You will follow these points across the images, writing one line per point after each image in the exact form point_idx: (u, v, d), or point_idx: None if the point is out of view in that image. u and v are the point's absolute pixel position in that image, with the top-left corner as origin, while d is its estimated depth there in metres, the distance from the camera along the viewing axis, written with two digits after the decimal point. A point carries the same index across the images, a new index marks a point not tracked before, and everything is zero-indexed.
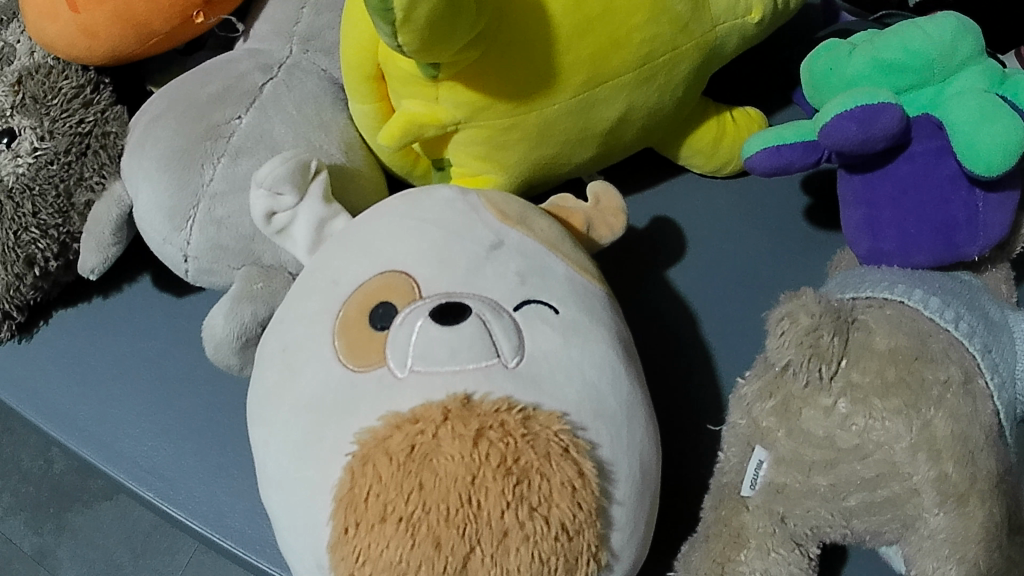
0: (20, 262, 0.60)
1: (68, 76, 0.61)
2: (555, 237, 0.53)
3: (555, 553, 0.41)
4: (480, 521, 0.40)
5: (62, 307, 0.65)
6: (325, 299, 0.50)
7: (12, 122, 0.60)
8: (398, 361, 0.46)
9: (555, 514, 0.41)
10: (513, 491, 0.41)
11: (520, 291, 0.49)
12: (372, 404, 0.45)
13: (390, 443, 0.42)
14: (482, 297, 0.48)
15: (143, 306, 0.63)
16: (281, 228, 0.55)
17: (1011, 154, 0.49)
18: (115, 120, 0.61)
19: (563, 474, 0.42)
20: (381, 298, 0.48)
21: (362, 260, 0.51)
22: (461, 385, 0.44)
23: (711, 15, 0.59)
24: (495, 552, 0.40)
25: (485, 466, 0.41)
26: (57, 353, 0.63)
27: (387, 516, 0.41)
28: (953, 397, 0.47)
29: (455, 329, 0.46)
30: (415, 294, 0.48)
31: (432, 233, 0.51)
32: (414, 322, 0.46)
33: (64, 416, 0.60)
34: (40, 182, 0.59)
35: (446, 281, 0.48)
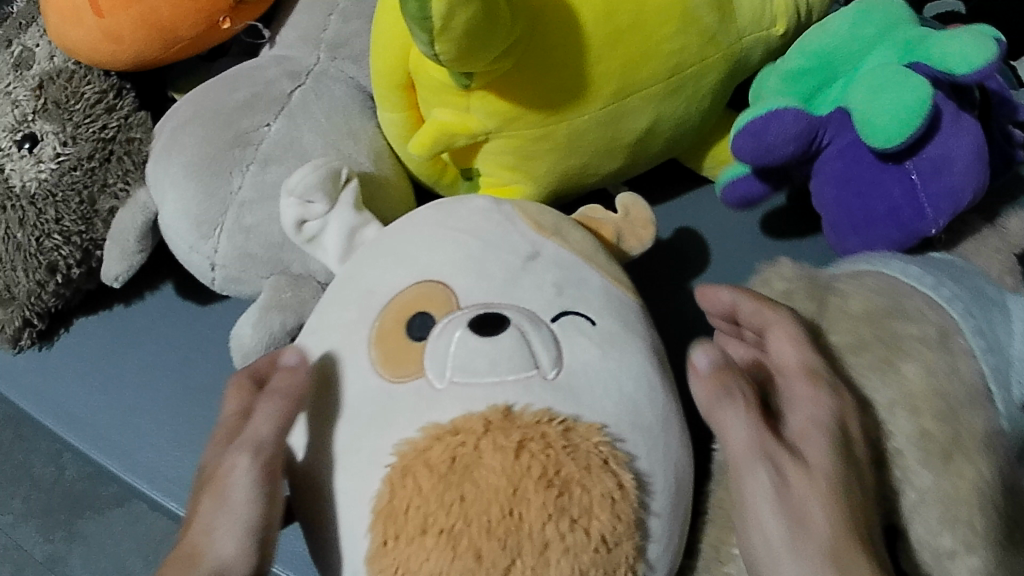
0: (43, 269, 0.60)
1: (90, 81, 0.60)
2: (587, 247, 0.51)
3: (594, 566, 0.40)
4: (521, 534, 0.39)
5: (82, 315, 0.65)
6: (358, 307, 0.48)
7: (34, 128, 0.59)
8: (435, 372, 0.43)
9: (595, 527, 0.40)
10: (555, 503, 0.39)
11: (558, 303, 0.47)
12: (411, 415, 0.43)
13: (430, 455, 0.41)
14: (520, 308, 0.46)
15: (166, 314, 0.63)
16: (312, 237, 0.53)
17: (910, 117, 0.49)
18: (138, 126, 0.61)
19: (604, 487, 0.41)
20: (418, 309, 0.46)
21: (395, 267, 0.49)
22: (503, 397, 0.42)
23: (737, 28, 0.60)
24: (536, 565, 0.39)
25: (526, 478, 0.39)
26: (79, 361, 0.63)
27: (427, 529, 0.39)
28: None
29: (494, 340, 0.43)
30: (452, 305, 0.46)
31: (467, 242, 0.49)
32: (453, 332, 0.44)
33: (86, 425, 0.60)
34: (64, 188, 0.59)
35: (484, 289, 0.46)
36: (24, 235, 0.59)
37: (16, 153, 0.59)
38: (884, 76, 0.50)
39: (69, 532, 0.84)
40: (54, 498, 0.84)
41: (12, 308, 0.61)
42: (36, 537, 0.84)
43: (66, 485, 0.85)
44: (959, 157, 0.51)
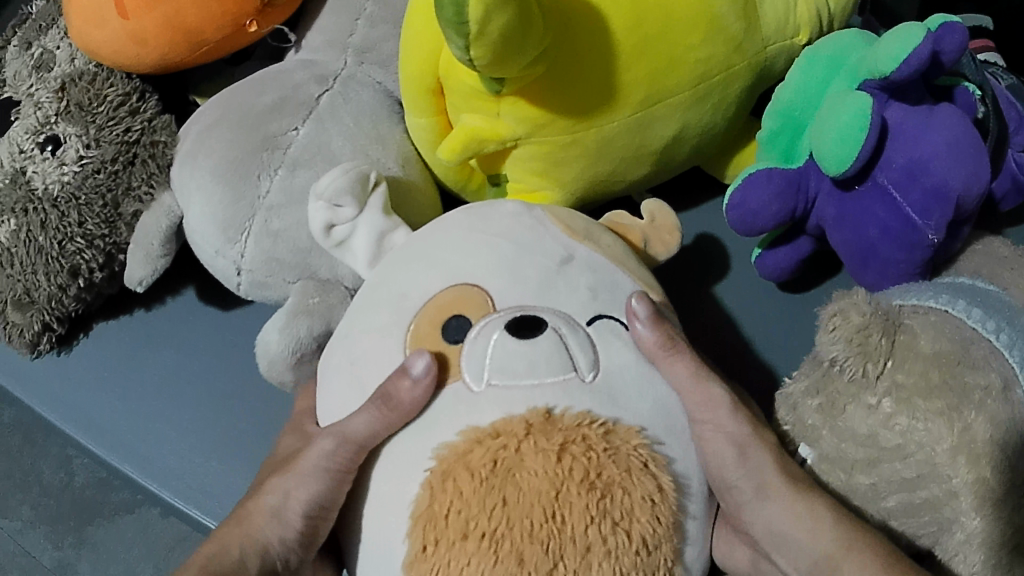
0: (65, 272, 0.60)
1: (113, 83, 0.60)
2: (621, 251, 0.49)
3: (635, 569, 0.37)
4: (566, 538, 0.36)
5: (101, 320, 0.65)
6: (389, 311, 0.45)
7: (57, 130, 0.60)
8: (474, 373, 0.41)
9: (637, 530, 0.37)
10: (597, 506, 0.37)
11: (593, 307, 0.44)
12: (450, 418, 0.41)
13: (470, 458, 0.38)
14: (557, 311, 0.43)
15: (188, 318, 0.64)
16: (341, 240, 0.53)
17: (852, 137, 0.52)
18: (163, 128, 0.60)
19: (644, 489, 0.38)
20: (452, 313, 0.43)
21: (426, 270, 0.46)
22: (542, 399, 0.40)
23: (763, 35, 0.59)
24: (580, 570, 0.36)
25: (570, 480, 0.37)
26: (101, 365, 0.63)
27: (468, 534, 0.37)
28: (993, 402, 0.48)
29: (532, 342, 0.41)
30: (489, 309, 0.43)
31: (500, 245, 0.46)
32: (491, 333, 0.41)
33: (107, 431, 0.60)
34: (88, 190, 0.59)
35: (519, 292, 0.43)
36: (46, 239, 0.59)
37: (39, 156, 0.60)
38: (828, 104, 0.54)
39: (78, 539, 0.92)
40: (58, 505, 0.93)
41: (31, 312, 0.61)
42: (46, 544, 0.92)
43: (76, 491, 0.94)
44: (933, 154, 0.53)
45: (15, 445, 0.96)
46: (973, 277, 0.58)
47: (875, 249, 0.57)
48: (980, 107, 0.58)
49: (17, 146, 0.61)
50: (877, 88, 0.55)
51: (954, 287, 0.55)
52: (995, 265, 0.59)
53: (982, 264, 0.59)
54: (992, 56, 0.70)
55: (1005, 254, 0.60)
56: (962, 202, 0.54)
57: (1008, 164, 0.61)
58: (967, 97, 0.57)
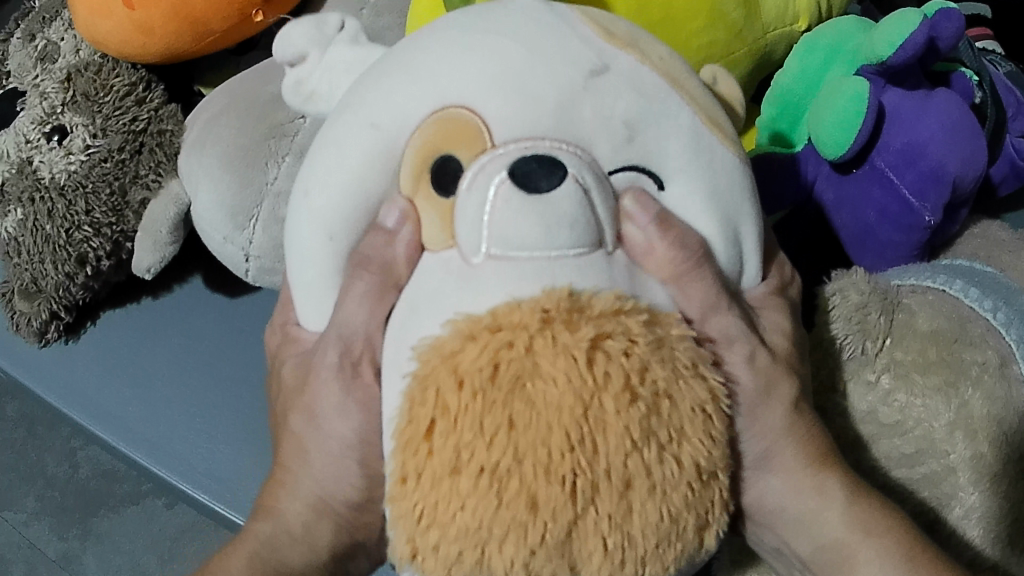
0: (72, 260, 0.61)
1: (119, 74, 0.60)
2: (673, 66, 0.37)
3: (687, 507, 0.30)
4: (598, 472, 0.28)
5: (109, 308, 0.68)
6: (360, 144, 0.35)
7: (63, 120, 0.61)
8: (472, 239, 0.32)
9: (689, 453, 0.30)
10: (641, 427, 0.28)
11: (629, 154, 0.34)
12: (444, 305, 0.32)
13: (462, 360, 0.29)
14: (580, 150, 0.33)
15: (197, 305, 0.68)
16: (314, 92, 0.41)
17: (848, 125, 0.53)
18: (170, 118, 0.61)
19: (696, 395, 0.30)
20: (441, 149, 0.33)
21: (403, 83, 0.35)
22: (564, 277, 0.31)
23: (763, 22, 0.59)
24: (615, 513, 0.28)
25: (602, 392, 0.28)
26: (109, 353, 0.66)
27: (461, 469, 0.28)
28: (989, 378, 0.49)
29: (542, 197, 0.31)
30: (486, 143, 0.32)
31: (506, 43, 0.34)
32: (489, 182, 0.31)
33: (115, 418, 0.63)
34: (95, 179, 0.60)
35: (524, 118, 0.32)
36: (54, 227, 0.60)
37: (46, 145, 0.61)
38: (827, 89, 0.55)
39: (83, 531, 0.96)
40: (63, 496, 0.98)
41: (39, 301, 0.63)
42: (51, 537, 0.96)
43: (81, 482, 0.99)
44: (931, 138, 0.54)
45: (20, 439, 1.02)
46: (971, 259, 0.59)
47: (872, 232, 0.57)
48: (978, 92, 0.59)
49: (24, 136, 0.61)
50: (874, 74, 0.56)
51: (951, 269, 0.56)
52: (993, 247, 0.60)
53: (980, 246, 0.61)
54: (990, 43, 0.71)
55: (1003, 237, 0.61)
56: (959, 183, 0.56)
57: (1007, 149, 0.62)
58: (964, 83, 0.58)
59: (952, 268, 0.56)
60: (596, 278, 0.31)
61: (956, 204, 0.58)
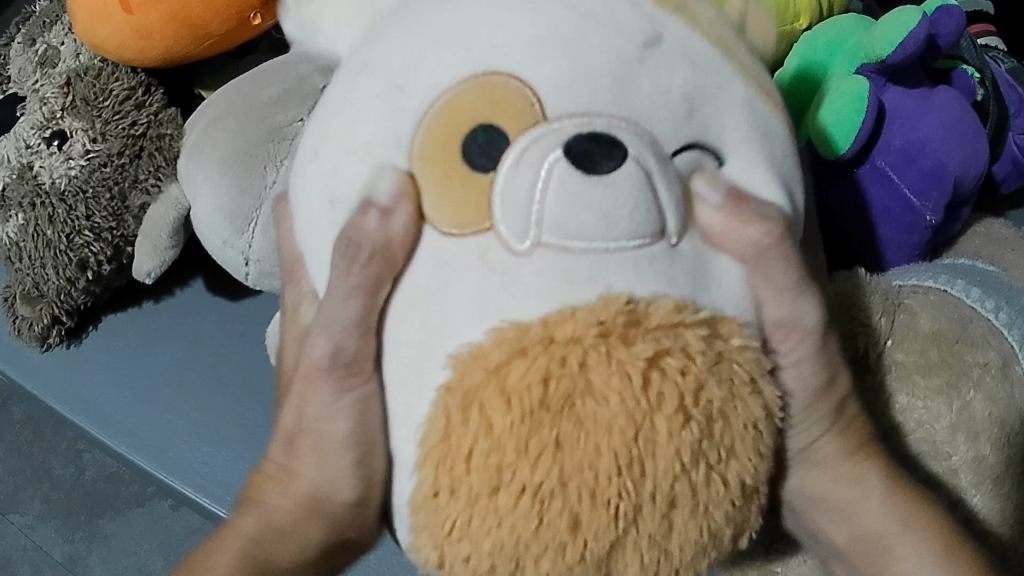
0: (73, 265, 0.62)
1: (118, 78, 0.60)
2: (721, 32, 0.35)
3: (727, 522, 0.30)
4: (644, 495, 0.27)
5: (110, 312, 0.69)
6: (385, 129, 0.31)
7: (63, 125, 0.61)
8: (509, 221, 0.29)
9: (734, 472, 0.29)
10: (692, 451, 0.27)
11: (687, 130, 0.31)
12: (479, 301, 0.29)
13: (508, 376, 0.27)
14: (638, 127, 0.30)
15: (199, 307, 0.68)
16: None
17: (842, 125, 0.52)
18: (170, 123, 0.61)
19: (751, 410, 0.29)
20: (482, 123, 0.30)
21: (439, 53, 0.32)
22: (620, 277, 0.29)
23: (763, 23, 0.58)
24: (657, 534, 0.28)
25: (656, 413, 0.27)
26: (109, 357, 0.67)
27: (499, 488, 0.27)
28: (992, 379, 0.48)
29: (604, 178, 0.28)
30: (540, 117, 0.30)
31: (552, 11, 0.31)
32: (542, 159, 0.28)
33: (117, 424, 0.63)
34: (94, 184, 0.60)
35: (576, 87, 0.30)
36: (54, 232, 0.61)
37: (45, 150, 0.61)
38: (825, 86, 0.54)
39: (90, 532, 0.96)
40: (69, 498, 0.99)
41: (40, 306, 0.64)
42: (58, 538, 0.96)
43: (86, 484, 0.99)
44: (930, 137, 0.54)
45: (26, 440, 1.02)
46: (973, 258, 0.58)
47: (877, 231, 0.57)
48: (978, 90, 0.59)
49: (25, 141, 0.62)
50: (875, 72, 0.55)
51: (954, 268, 0.56)
52: (995, 246, 0.60)
53: (982, 245, 0.60)
54: (993, 40, 0.71)
55: (1005, 236, 0.61)
56: (959, 182, 0.55)
57: (1009, 147, 0.62)
58: (965, 80, 0.58)
59: (954, 267, 0.56)
60: (655, 283, 0.29)
61: (956, 203, 0.58)
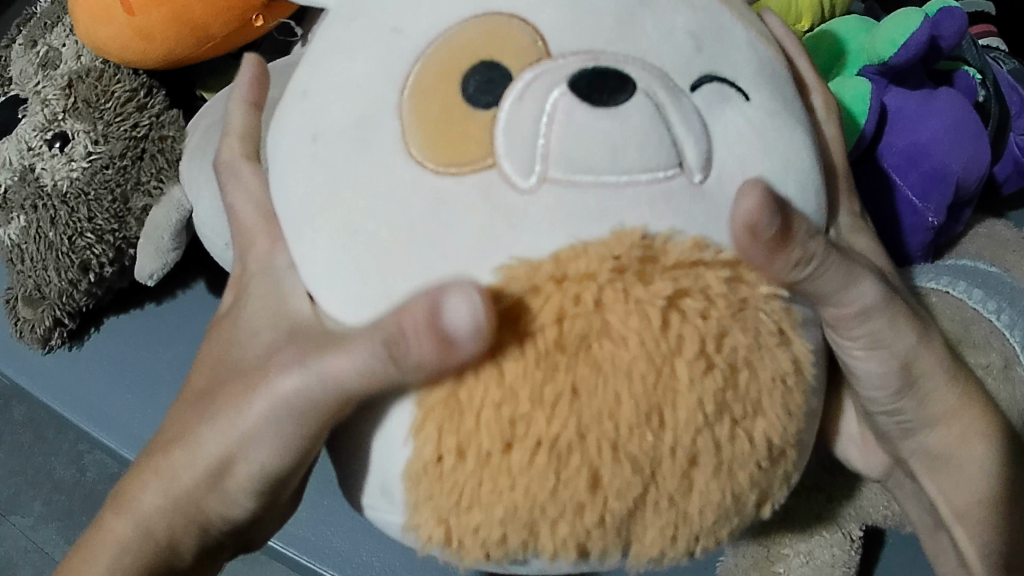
0: (76, 267, 0.62)
1: (120, 79, 0.60)
2: None
3: (751, 486, 0.30)
4: (660, 449, 0.27)
5: (112, 314, 0.69)
6: (378, 76, 0.31)
7: (65, 127, 0.61)
8: (509, 159, 0.28)
9: (760, 430, 0.29)
10: (715, 400, 0.28)
11: (697, 63, 0.31)
12: (482, 245, 0.28)
13: (524, 316, 0.27)
14: (644, 63, 0.30)
15: (201, 309, 0.68)
16: None
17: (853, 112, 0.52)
18: (171, 124, 0.61)
19: (778, 361, 0.29)
20: (482, 57, 0.30)
21: None
22: (632, 212, 0.28)
23: None
24: (676, 491, 0.28)
25: (673, 358, 0.27)
26: (112, 360, 0.67)
27: (512, 445, 0.27)
28: (993, 382, 0.49)
29: (615, 110, 0.28)
30: (543, 53, 0.30)
31: None
32: (546, 96, 0.28)
33: (122, 427, 0.63)
34: (96, 186, 0.61)
35: (580, 29, 0.30)
36: (56, 234, 0.61)
37: (47, 152, 0.61)
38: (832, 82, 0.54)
39: None
40: (70, 500, 0.95)
41: (42, 308, 0.64)
42: (58, 539, 0.94)
43: (87, 486, 0.95)
44: (934, 138, 0.54)
45: (26, 441, 0.98)
46: (975, 259, 0.58)
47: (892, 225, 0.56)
48: (980, 91, 0.59)
49: (25, 143, 0.62)
50: (876, 75, 0.55)
51: (956, 270, 0.56)
52: (997, 247, 0.60)
53: (984, 246, 0.60)
54: (994, 40, 0.71)
55: (1007, 237, 0.61)
56: (962, 182, 0.55)
57: (1010, 147, 0.62)
58: (967, 81, 0.58)
59: (956, 267, 0.56)
60: (672, 221, 0.29)
61: (959, 203, 0.58)
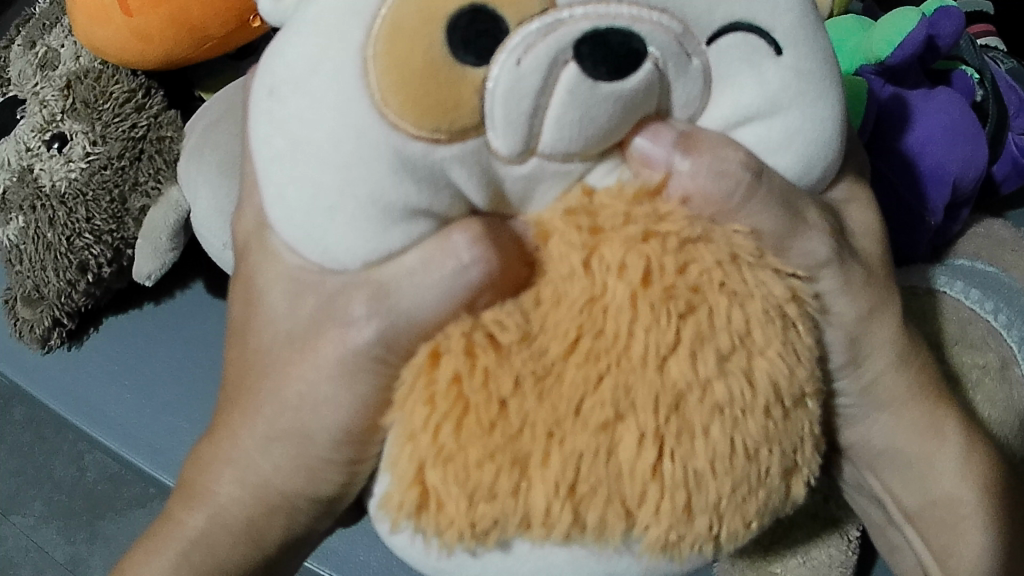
0: (74, 268, 0.62)
1: (119, 80, 0.60)
2: None
3: (765, 440, 0.28)
4: (642, 394, 0.27)
5: (111, 314, 0.69)
6: (340, 13, 0.26)
7: (63, 127, 0.61)
8: (500, 125, 0.27)
9: (762, 371, 0.28)
10: (691, 327, 0.27)
11: (723, 10, 0.28)
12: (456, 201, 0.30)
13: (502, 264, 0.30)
14: (665, 16, 0.27)
15: (198, 310, 0.68)
16: None
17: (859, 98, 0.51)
18: (169, 125, 0.61)
19: (771, 294, 0.29)
20: (460, 4, 0.26)
21: None
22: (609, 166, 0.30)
23: None
24: (667, 435, 0.27)
25: (642, 295, 0.27)
26: (111, 360, 0.67)
27: (506, 402, 0.28)
28: (990, 381, 0.49)
29: (618, 85, 0.27)
30: (546, 3, 0.26)
31: None
32: (537, 57, 0.26)
33: (121, 428, 0.64)
34: (94, 187, 0.61)
35: None
36: (55, 235, 0.61)
37: (46, 153, 0.61)
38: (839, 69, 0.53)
39: (91, 534, 0.93)
40: (71, 499, 0.94)
41: (41, 308, 0.64)
42: (58, 539, 0.93)
43: (87, 486, 0.93)
44: (930, 138, 0.54)
45: (27, 442, 0.96)
46: (972, 259, 0.58)
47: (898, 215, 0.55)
48: (977, 90, 0.59)
49: (24, 144, 0.62)
50: (875, 74, 0.55)
51: (954, 268, 0.56)
52: (995, 247, 0.60)
53: (982, 245, 0.60)
54: (992, 41, 0.71)
55: (1005, 236, 0.61)
56: (959, 182, 0.55)
57: (1008, 147, 0.62)
58: (965, 80, 0.59)
59: (954, 268, 0.56)
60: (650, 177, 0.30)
61: (956, 203, 0.58)
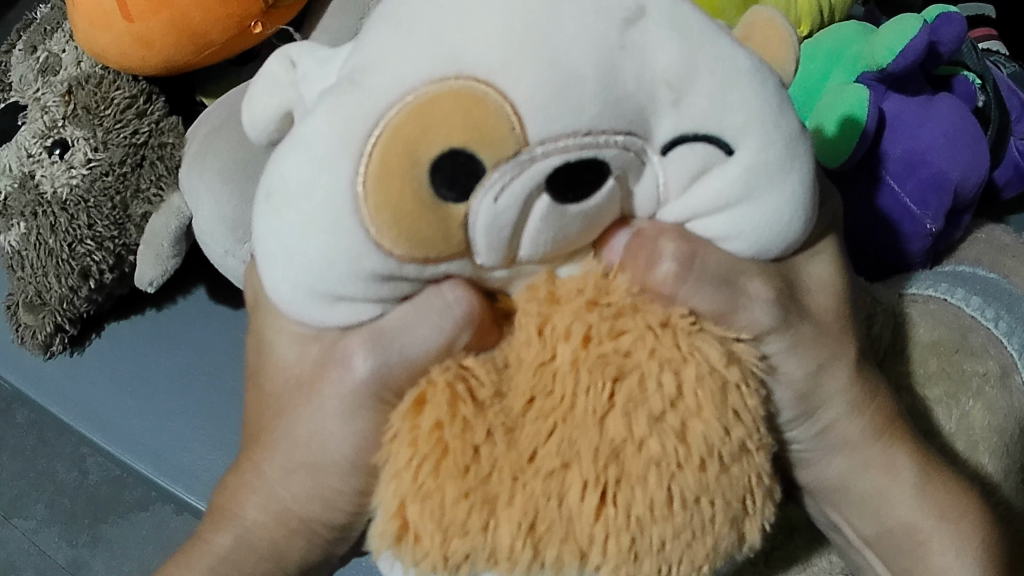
0: (76, 273, 0.63)
1: (120, 86, 0.60)
2: None
3: (709, 491, 0.28)
4: (583, 446, 0.28)
5: (112, 320, 0.70)
6: (330, 143, 0.26)
7: (64, 133, 0.61)
8: (483, 248, 0.27)
9: (695, 433, 0.28)
10: (619, 388, 0.27)
11: (669, 126, 0.28)
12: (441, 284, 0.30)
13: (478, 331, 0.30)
14: (628, 139, 0.27)
15: (200, 316, 0.69)
16: None
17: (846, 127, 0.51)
18: (170, 131, 0.61)
19: (706, 359, 0.29)
20: (441, 146, 0.25)
21: (398, 38, 0.26)
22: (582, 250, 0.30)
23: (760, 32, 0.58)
24: (609, 482, 0.28)
25: (583, 356, 0.28)
26: (114, 366, 0.67)
27: (478, 448, 0.28)
28: (991, 389, 0.50)
29: (581, 205, 0.27)
30: (520, 143, 0.25)
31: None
32: (512, 190, 0.26)
33: (121, 433, 0.64)
34: (96, 194, 0.61)
35: (556, 100, 0.25)
36: (57, 241, 0.62)
37: (47, 159, 0.61)
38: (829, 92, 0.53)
39: (93, 538, 0.92)
40: (72, 504, 0.94)
41: (44, 314, 0.65)
42: (60, 543, 0.93)
43: (89, 490, 0.93)
44: (931, 147, 0.54)
45: (31, 445, 0.96)
46: (973, 266, 0.59)
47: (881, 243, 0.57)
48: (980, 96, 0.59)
49: (25, 150, 0.62)
50: (875, 80, 0.54)
51: (953, 275, 0.56)
52: (996, 253, 0.60)
53: (984, 252, 0.60)
54: (994, 44, 0.71)
55: (1006, 242, 0.61)
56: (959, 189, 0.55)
57: (1010, 153, 0.62)
58: (966, 87, 0.58)
59: (952, 273, 0.56)
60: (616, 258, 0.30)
61: (956, 212, 0.58)
